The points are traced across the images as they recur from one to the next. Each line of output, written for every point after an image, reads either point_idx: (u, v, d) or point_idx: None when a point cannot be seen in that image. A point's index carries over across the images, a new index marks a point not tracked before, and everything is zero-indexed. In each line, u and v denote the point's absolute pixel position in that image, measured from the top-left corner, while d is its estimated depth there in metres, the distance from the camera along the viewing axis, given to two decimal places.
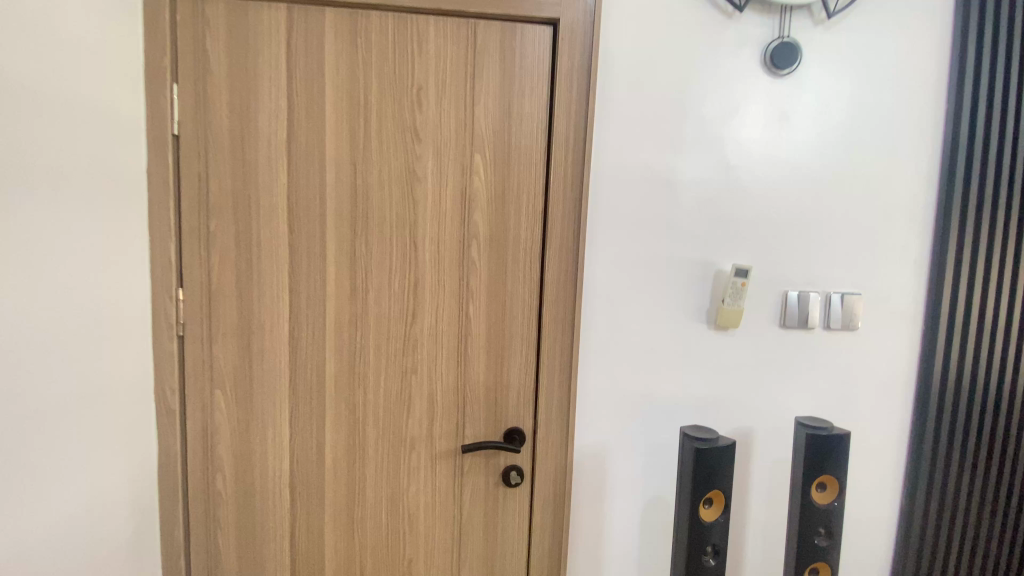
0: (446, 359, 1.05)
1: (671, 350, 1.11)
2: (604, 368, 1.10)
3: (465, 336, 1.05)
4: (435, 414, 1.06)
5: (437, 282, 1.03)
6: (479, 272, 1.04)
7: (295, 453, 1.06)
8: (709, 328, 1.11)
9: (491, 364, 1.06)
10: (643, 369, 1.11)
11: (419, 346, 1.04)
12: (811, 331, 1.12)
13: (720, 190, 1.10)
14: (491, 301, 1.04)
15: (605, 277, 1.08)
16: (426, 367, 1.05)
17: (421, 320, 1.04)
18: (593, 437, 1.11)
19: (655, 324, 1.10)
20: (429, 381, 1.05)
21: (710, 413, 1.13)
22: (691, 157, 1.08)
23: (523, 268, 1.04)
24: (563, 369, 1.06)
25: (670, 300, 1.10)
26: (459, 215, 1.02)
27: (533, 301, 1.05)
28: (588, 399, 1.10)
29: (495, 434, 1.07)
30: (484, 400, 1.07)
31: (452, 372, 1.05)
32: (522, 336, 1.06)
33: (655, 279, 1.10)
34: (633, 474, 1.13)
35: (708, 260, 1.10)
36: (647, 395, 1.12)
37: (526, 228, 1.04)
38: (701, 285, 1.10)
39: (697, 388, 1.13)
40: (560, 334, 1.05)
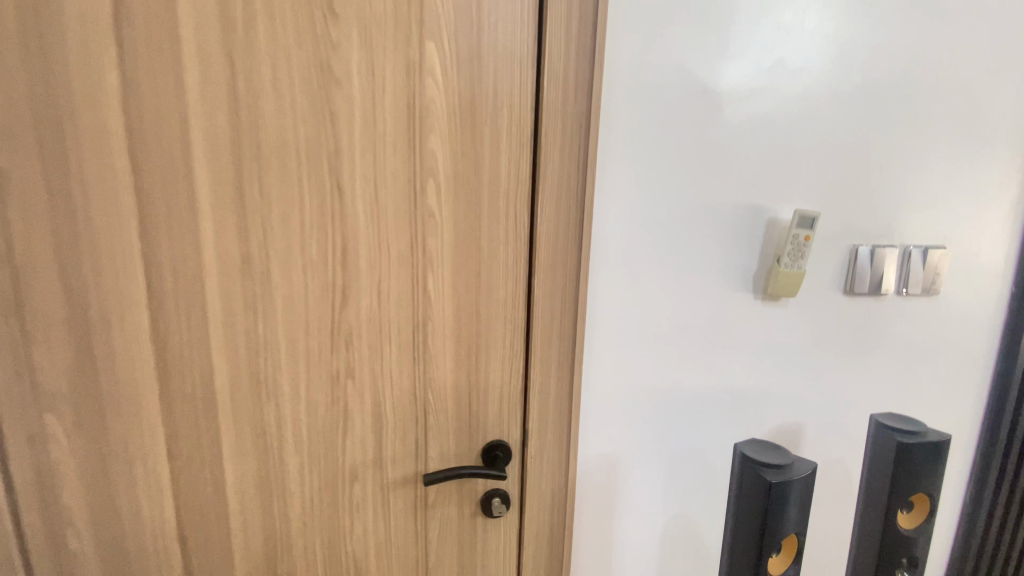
0: (396, 357, 0.72)
1: (705, 328, 0.83)
2: (617, 356, 0.81)
3: (422, 323, 0.71)
4: (384, 433, 0.74)
5: (376, 244, 0.68)
6: (440, 227, 0.69)
7: (181, 498, 0.72)
8: (756, 299, 0.82)
9: (463, 361, 0.74)
10: (669, 355, 0.82)
11: (355, 341, 0.70)
12: (883, 298, 0.86)
13: (779, 104, 0.78)
14: (459, 271, 0.71)
15: (621, 231, 0.76)
16: (367, 369, 0.71)
17: (355, 302, 0.69)
18: (601, 446, 0.83)
19: (686, 294, 0.81)
20: (372, 388, 0.72)
21: (749, 406, 0.87)
22: (741, 56, 0.75)
23: (505, 221, 0.71)
24: (564, 363, 0.76)
25: (708, 261, 0.80)
26: (407, 141, 0.66)
27: (521, 268, 0.72)
28: (595, 398, 0.81)
29: (471, 454, 0.77)
30: (453, 411, 0.75)
31: (405, 375, 0.72)
32: (506, 319, 0.73)
33: (688, 232, 0.79)
34: (652, 487, 0.87)
35: (760, 204, 0.80)
36: (672, 388, 0.84)
37: (509, 160, 0.69)
38: (749, 239, 0.80)
39: (736, 376, 0.86)
40: (560, 315, 0.74)
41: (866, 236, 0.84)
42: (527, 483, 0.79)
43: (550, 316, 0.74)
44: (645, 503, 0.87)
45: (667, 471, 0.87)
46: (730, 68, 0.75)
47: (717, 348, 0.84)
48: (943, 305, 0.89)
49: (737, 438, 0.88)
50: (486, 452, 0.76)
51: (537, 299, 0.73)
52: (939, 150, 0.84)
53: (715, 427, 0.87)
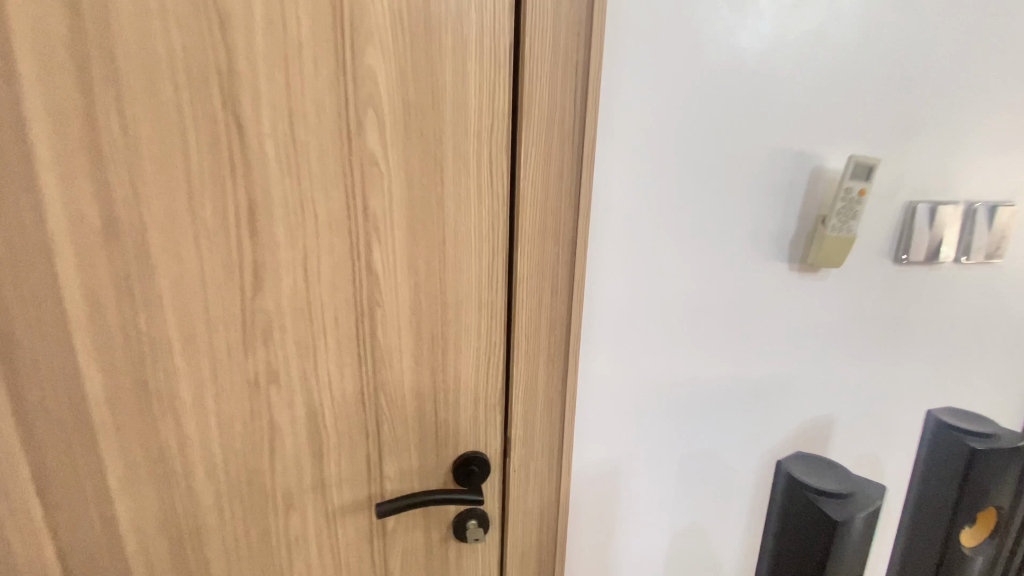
0: (334, 357, 0.54)
1: (727, 306, 0.67)
2: (620, 343, 0.65)
3: (369, 311, 0.53)
4: (324, 452, 0.57)
5: (297, 203, 0.49)
6: (387, 179, 0.50)
7: (56, 547, 0.54)
8: (792, 270, 0.67)
9: (425, 358, 0.56)
10: (682, 339, 0.67)
11: (275, 337, 0.52)
12: (938, 267, 0.71)
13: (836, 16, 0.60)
14: (416, 240, 0.52)
15: (627, 183, 0.59)
16: (294, 373, 0.53)
17: (272, 284, 0.50)
18: (599, 451, 0.68)
19: (706, 264, 0.64)
20: (303, 398, 0.54)
21: (775, 398, 0.73)
22: None
23: (477, 171, 0.52)
24: (556, 355, 0.59)
25: (734, 222, 0.63)
26: (333, 54, 0.46)
27: (500, 235, 0.54)
28: (594, 395, 0.65)
29: (439, 472, 0.61)
30: (414, 421, 0.58)
31: (348, 380, 0.55)
32: (480, 302, 0.56)
33: (711, 185, 0.61)
34: (658, 494, 0.73)
35: (803, 149, 0.63)
36: (685, 380, 0.69)
37: (480, 84, 0.50)
38: (786, 194, 0.63)
39: (761, 362, 0.71)
40: (552, 296, 0.56)
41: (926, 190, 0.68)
42: (510, 503, 0.63)
43: (538, 298, 0.56)
44: (650, 512, 0.73)
45: (676, 475, 0.72)
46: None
47: (741, 330, 0.68)
48: (1003, 274, 0.74)
49: (759, 435, 0.74)
50: (459, 469, 0.60)
51: (520, 276, 0.55)
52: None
53: (733, 422, 0.72)
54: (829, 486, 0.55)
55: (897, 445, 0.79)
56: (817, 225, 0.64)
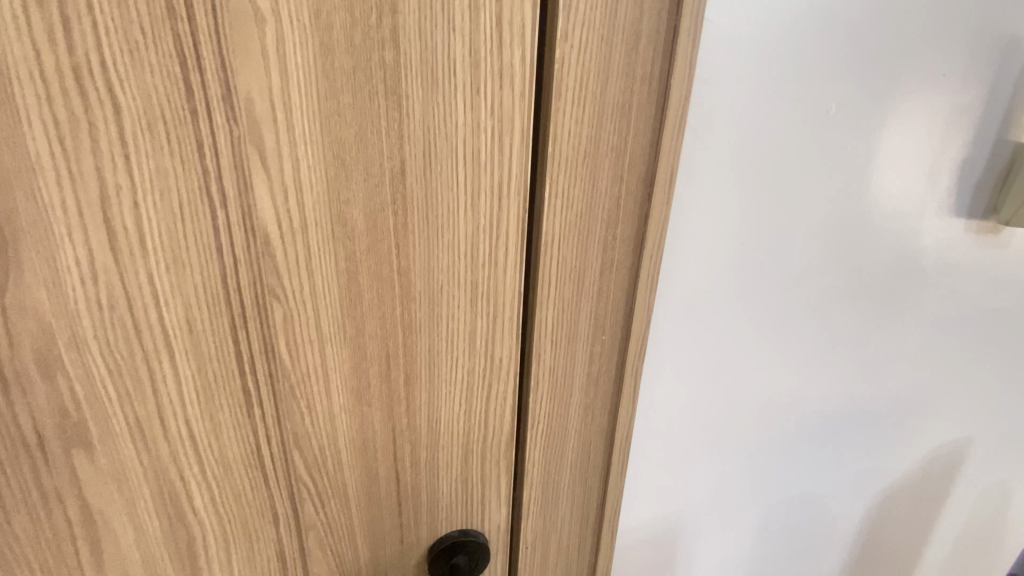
0: (197, 401, 0.27)
1: (862, 286, 0.44)
2: (701, 343, 0.42)
3: (258, 312, 0.27)
4: (200, 569, 0.31)
5: (67, 69, 0.21)
6: (279, 29, 0.23)
7: None
8: (971, 228, 0.45)
9: (375, 390, 0.31)
10: (789, 336, 0.44)
11: (65, 368, 0.24)
12: None
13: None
14: (348, 168, 0.26)
15: (746, 79, 0.34)
16: (118, 439, 0.26)
17: (36, 257, 0.23)
18: (653, 494, 0.46)
19: (840, 222, 0.41)
20: (145, 482, 0.28)
21: (899, 411, 0.51)
22: None
23: (472, 14, 0.24)
24: (605, 374, 0.35)
25: (890, 154, 0.40)
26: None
27: (517, 161, 0.27)
28: (660, 416, 0.43)
29: (404, 568, 0.37)
30: (360, 497, 0.33)
31: (232, 440, 0.29)
32: (474, 289, 0.30)
33: (870, 90, 0.38)
34: (729, 546, 0.52)
35: (1003, 35, 0.39)
36: (784, 393, 0.46)
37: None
38: (971, 112, 0.41)
39: (888, 364, 0.49)
40: (599, 273, 0.31)
41: None
42: None
43: (579, 277, 0.31)
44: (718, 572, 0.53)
45: (762, 524, 0.52)
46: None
47: (874, 323, 0.46)
48: None
49: (870, 460, 0.53)
50: (436, 564, 0.36)
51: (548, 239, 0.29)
52: None
53: (843, 450, 0.51)
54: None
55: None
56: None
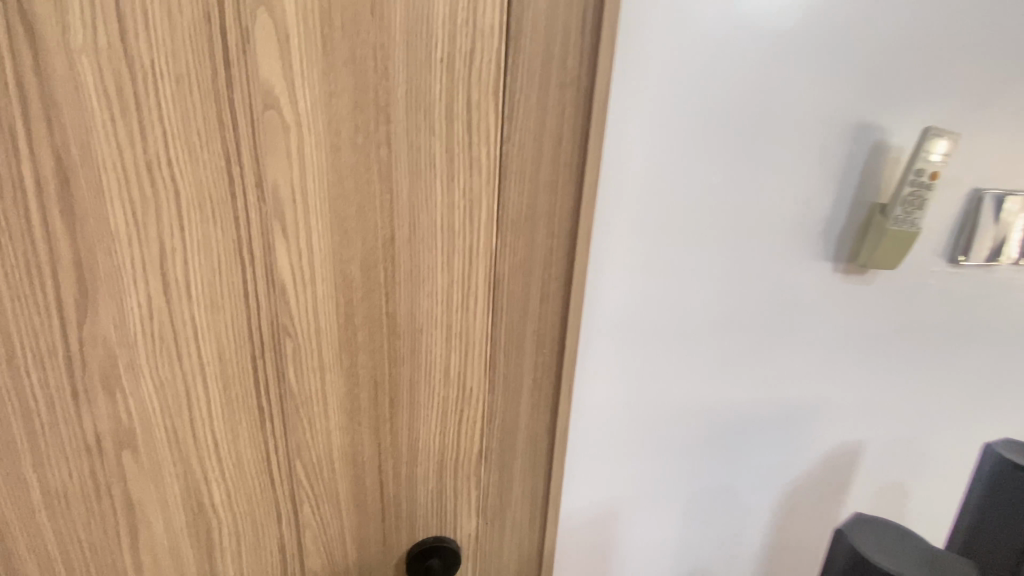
0: (221, 417, 0.34)
1: (754, 314, 0.55)
2: (625, 357, 0.52)
3: (272, 348, 0.34)
4: (216, 560, 0.37)
5: (142, 164, 0.28)
6: (299, 134, 0.31)
7: None
8: (836, 270, 0.57)
9: (364, 413, 0.37)
10: (699, 354, 0.54)
11: (123, 384, 0.31)
12: (995, 270, 0.64)
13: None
14: (350, 236, 0.33)
15: (647, 155, 0.46)
16: (158, 444, 0.33)
17: (110, 299, 0.30)
18: (594, 487, 0.55)
19: (732, 263, 0.52)
20: (177, 481, 0.34)
21: (796, 418, 0.62)
22: None
23: (447, 122, 0.33)
24: (547, 396, 0.42)
25: (769, 211, 0.52)
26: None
27: (481, 230, 0.35)
28: (594, 419, 0.53)
29: (385, 569, 0.43)
30: (349, 504, 0.39)
31: (247, 449, 0.35)
32: (448, 330, 0.37)
33: (748, 162, 0.49)
34: (660, 533, 0.61)
35: (848, 124, 0.51)
36: (699, 401, 0.56)
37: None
38: (830, 180, 0.53)
39: (784, 378, 0.59)
40: (539, 309, 0.39)
41: (973, 177, 0.60)
42: None
43: (522, 315, 0.38)
44: (652, 557, 0.62)
45: (684, 515, 0.61)
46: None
47: (767, 345, 0.57)
48: None
49: (776, 458, 0.63)
50: (414, 568, 0.42)
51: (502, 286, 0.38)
52: None
53: (749, 451, 0.61)
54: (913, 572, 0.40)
55: (912, 465, 0.71)
56: (876, 214, 0.55)
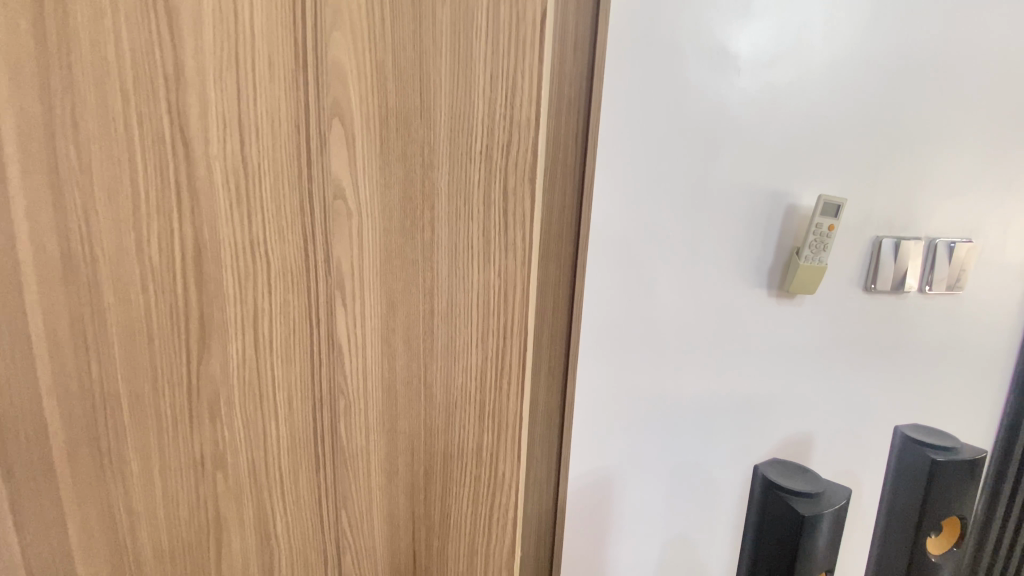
0: (286, 460, 0.38)
1: (700, 326, 0.78)
2: (612, 353, 0.74)
3: (326, 405, 0.38)
4: None
5: (248, 240, 0.34)
6: (360, 220, 0.37)
7: None
8: (767, 293, 0.79)
9: (401, 469, 0.41)
10: (662, 352, 0.77)
11: (219, 423, 0.36)
12: (902, 296, 0.84)
13: (794, 78, 0.71)
14: (395, 311, 0.39)
15: (620, 214, 0.69)
16: (240, 476, 0.37)
17: (217, 349, 0.35)
18: (594, 449, 0.77)
19: (682, 290, 0.75)
20: (250, 513, 0.38)
21: (746, 408, 0.84)
22: (754, 28, 0.68)
23: (486, 209, 0.38)
24: (556, 355, 0.72)
25: (706, 255, 0.75)
26: (287, 24, 0.33)
27: (513, 309, 0.40)
28: (590, 398, 0.75)
29: None
30: (384, 558, 0.42)
31: (304, 492, 0.39)
32: (482, 400, 0.41)
33: (688, 223, 0.73)
34: (644, 488, 0.82)
35: (761, 194, 0.74)
36: (666, 389, 0.79)
37: (494, 75, 0.36)
38: (752, 233, 0.75)
39: (729, 376, 0.82)
40: (554, 305, 0.70)
41: (866, 228, 0.79)
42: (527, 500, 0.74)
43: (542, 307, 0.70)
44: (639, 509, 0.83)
45: (657, 478, 0.83)
46: (746, 29, 0.68)
47: (712, 349, 0.79)
48: (915, 296, 0.84)
49: (732, 440, 0.85)
50: None
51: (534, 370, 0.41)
52: (944, 137, 0.79)
53: (705, 428, 0.83)
54: (800, 487, 0.67)
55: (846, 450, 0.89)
56: (792, 255, 0.76)
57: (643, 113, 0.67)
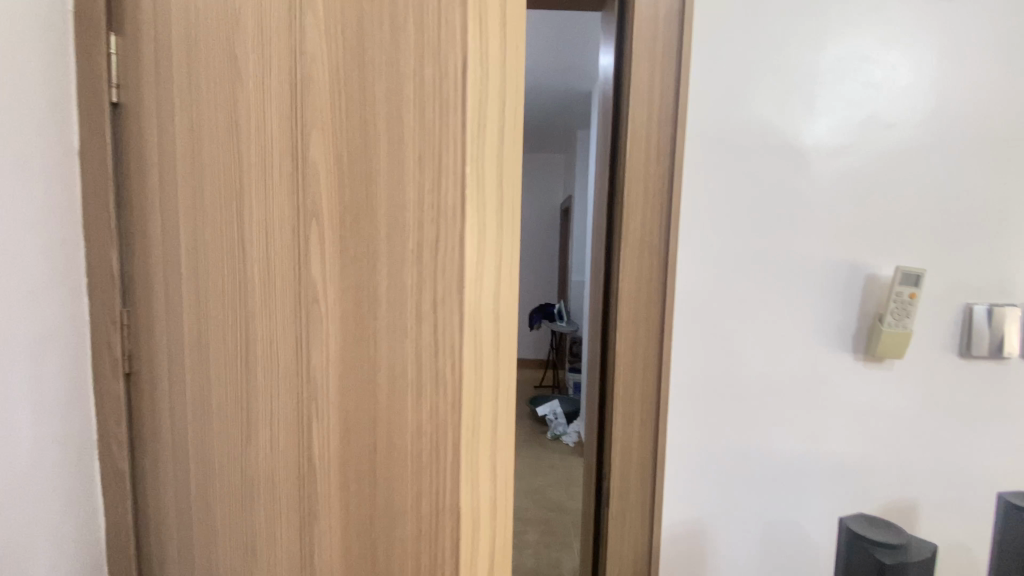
0: (283, 540, 0.52)
1: (791, 387, 0.85)
2: (705, 409, 0.84)
3: (309, 504, 0.49)
4: None
5: (261, 374, 0.51)
6: (320, 360, 0.48)
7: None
8: (856, 357, 0.84)
9: (359, 573, 0.48)
10: (752, 408, 0.85)
11: (250, 499, 0.54)
12: (1001, 361, 0.84)
13: (864, 160, 0.82)
14: (350, 434, 0.47)
15: (706, 286, 0.82)
16: (259, 542, 0.54)
17: (251, 446, 0.53)
18: (687, 500, 0.85)
19: (769, 352, 0.84)
20: (268, 572, 0.54)
21: (843, 470, 0.86)
22: (817, 125, 0.81)
23: (422, 344, 0.43)
24: (648, 409, 0.81)
25: (789, 320, 0.84)
26: (291, 193, 0.47)
27: (445, 439, 0.44)
28: (682, 449, 0.84)
29: None
30: None
31: (297, 568, 0.51)
32: (421, 521, 0.45)
33: (771, 293, 0.83)
34: (739, 545, 0.87)
35: (836, 266, 0.83)
36: (758, 447, 0.85)
37: (421, 214, 0.42)
38: (834, 300, 0.83)
39: (820, 436, 0.86)
40: (644, 367, 0.81)
41: (952, 295, 0.83)
42: (609, 541, 0.84)
43: (634, 369, 0.80)
44: (735, 565, 0.87)
45: (751, 535, 0.87)
46: (815, 124, 0.81)
47: (803, 410, 0.85)
48: (1017, 362, 0.84)
49: (831, 503, 0.87)
50: None
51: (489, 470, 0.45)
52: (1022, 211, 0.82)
53: (802, 488, 0.86)
54: (882, 538, 0.67)
55: (948, 518, 0.87)
56: (876, 321, 0.82)
57: (717, 199, 0.81)
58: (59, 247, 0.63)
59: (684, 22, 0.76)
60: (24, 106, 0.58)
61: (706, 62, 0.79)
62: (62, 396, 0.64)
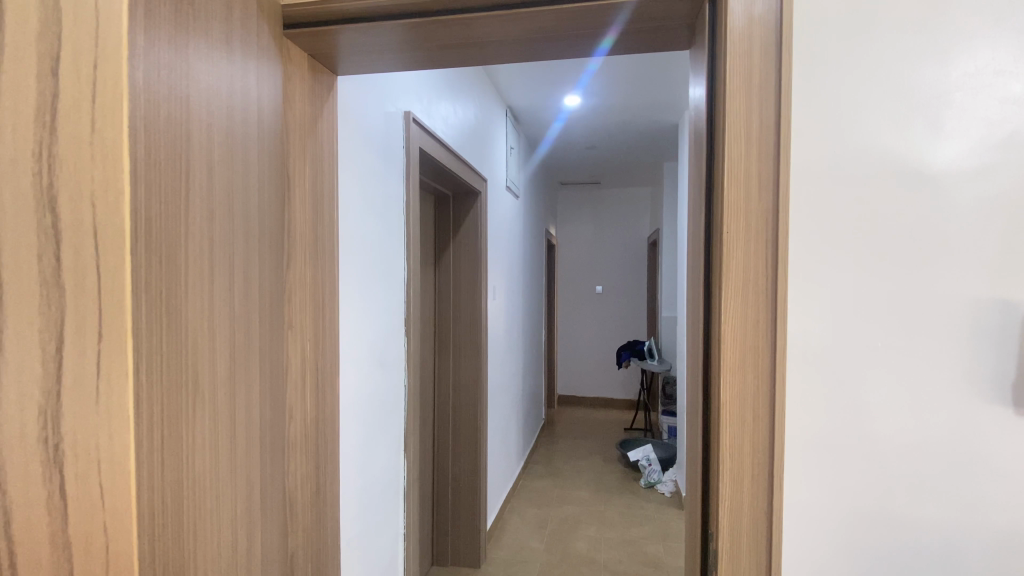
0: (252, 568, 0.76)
1: (935, 444, 0.74)
2: (827, 464, 0.75)
3: (236, 547, 0.72)
4: None
5: (198, 488, 0.64)
6: (200, 496, 0.64)
7: None
8: (1014, 411, 0.72)
9: None
10: (886, 465, 0.75)
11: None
12: None
13: (1009, 184, 0.72)
14: (206, 541, 0.66)
15: (822, 329, 0.75)
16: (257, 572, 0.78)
17: (200, 552, 0.64)
18: (811, 566, 0.76)
19: (903, 404, 0.74)
20: None
21: (1004, 542, 0.73)
22: (948, 148, 0.73)
23: (227, 465, 0.70)
24: (761, 463, 0.75)
25: (929, 366, 0.74)
26: (193, 382, 0.63)
27: (245, 502, 0.75)
28: (803, 509, 0.76)
29: None
30: None
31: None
32: (247, 546, 0.75)
33: (901, 337, 0.74)
34: None
35: (985, 304, 0.73)
36: (893, 510, 0.75)
37: (198, 402, 0.64)
38: (983, 344, 0.73)
39: (975, 503, 0.73)
40: (754, 416, 0.75)
41: None
42: None
43: (742, 418, 0.75)
44: None
45: None
46: (943, 148, 0.73)
47: (952, 471, 0.74)
48: None
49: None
50: None
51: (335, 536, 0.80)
52: None
53: (951, 561, 0.74)
54: None
55: None
56: None
57: (828, 236, 0.75)
58: (187, 259, 0.61)
59: (781, 54, 0.73)
60: (153, 121, 0.56)
61: (806, 93, 0.75)
62: (209, 419, 0.66)
